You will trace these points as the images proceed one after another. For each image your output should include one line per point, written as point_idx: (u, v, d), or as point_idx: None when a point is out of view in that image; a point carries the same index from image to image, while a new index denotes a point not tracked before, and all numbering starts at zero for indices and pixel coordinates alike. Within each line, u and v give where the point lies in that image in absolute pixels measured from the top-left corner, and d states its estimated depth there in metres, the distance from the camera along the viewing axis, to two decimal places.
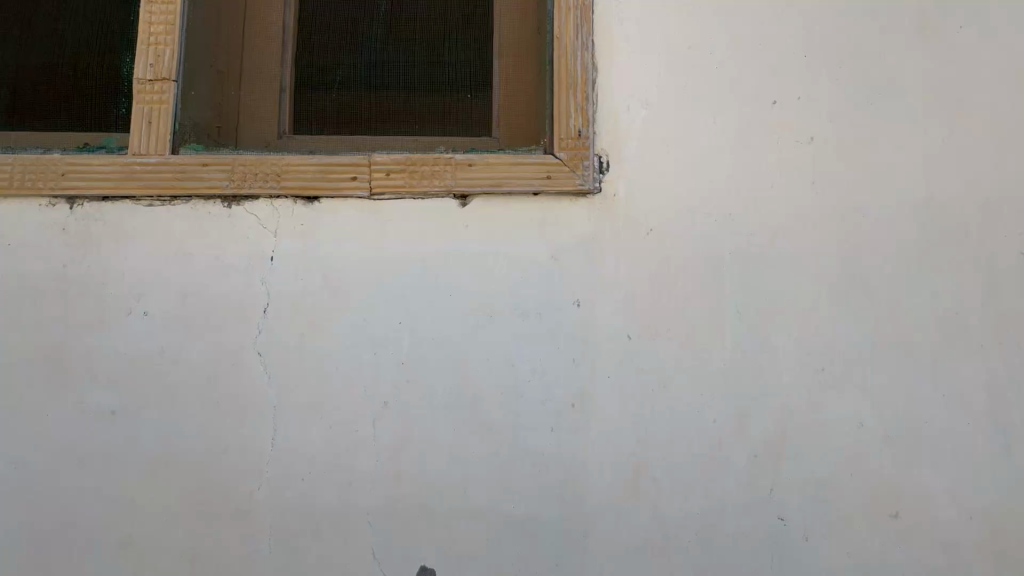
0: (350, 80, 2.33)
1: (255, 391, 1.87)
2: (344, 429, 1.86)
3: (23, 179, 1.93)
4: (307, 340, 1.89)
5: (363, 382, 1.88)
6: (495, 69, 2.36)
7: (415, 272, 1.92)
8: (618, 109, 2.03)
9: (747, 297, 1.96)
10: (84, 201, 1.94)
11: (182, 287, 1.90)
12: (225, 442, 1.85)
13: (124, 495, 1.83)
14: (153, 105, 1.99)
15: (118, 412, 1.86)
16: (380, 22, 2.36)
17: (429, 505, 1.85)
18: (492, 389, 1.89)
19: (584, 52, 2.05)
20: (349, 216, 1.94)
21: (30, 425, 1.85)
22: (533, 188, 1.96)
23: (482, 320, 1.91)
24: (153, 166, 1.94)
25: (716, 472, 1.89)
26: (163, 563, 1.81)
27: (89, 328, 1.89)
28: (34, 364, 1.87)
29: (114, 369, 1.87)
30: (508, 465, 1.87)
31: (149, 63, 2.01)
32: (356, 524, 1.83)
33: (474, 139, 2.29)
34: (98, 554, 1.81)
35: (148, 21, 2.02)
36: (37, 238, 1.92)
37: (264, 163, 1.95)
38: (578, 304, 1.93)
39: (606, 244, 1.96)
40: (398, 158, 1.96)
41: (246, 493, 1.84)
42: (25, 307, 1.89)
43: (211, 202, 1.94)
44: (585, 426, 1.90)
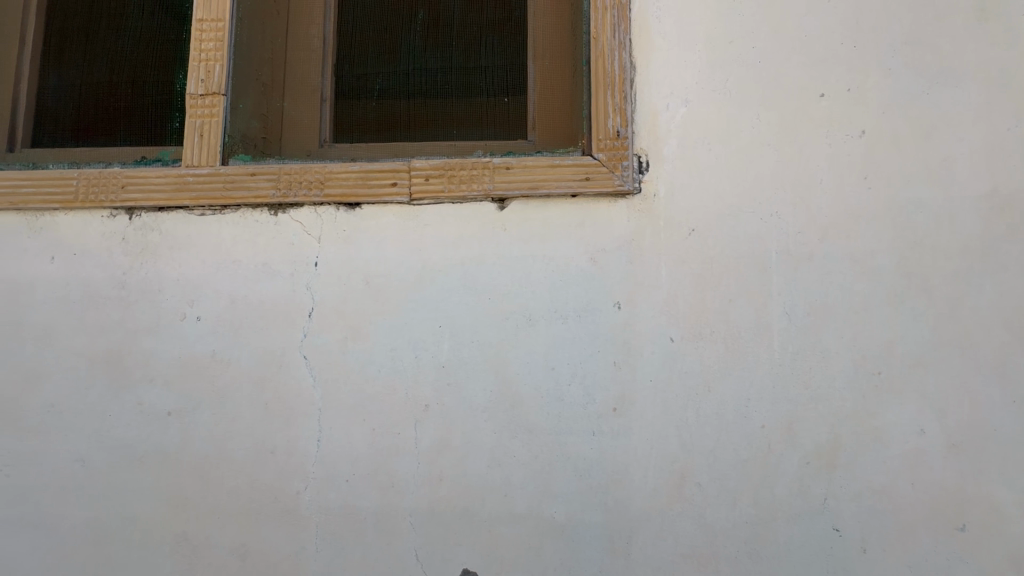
0: (388, 88, 2.38)
1: (300, 393, 1.92)
2: (386, 431, 1.89)
3: (87, 192, 2.05)
4: (350, 344, 1.93)
5: (404, 385, 1.90)
6: (530, 72, 2.36)
7: (454, 276, 1.93)
8: (657, 107, 2.00)
9: (796, 298, 1.89)
10: (142, 212, 2.04)
11: (232, 293, 1.97)
12: (273, 443, 1.91)
13: (179, 492, 1.91)
14: (205, 119, 2.08)
15: (173, 413, 1.94)
16: (416, 31, 2.40)
17: (470, 507, 1.85)
18: (531, 393, 1.88)
19: (621, 51, 2.02)
20: (390, 221, 1.97)
21: (94, 425, 1.96)
22: (571, 189, 1.94)
23: (521, 322, 1.91)
24: (205, 177, 2.02)
25: (765, 480, 1.83)
26: (216, 559, 1.87)
27: (147, 332, 1.98)
28: (97, 367, 1.98)
29: (170, 371, 1.96)
30: (548, 469, 1.85)
31: (200, 79, 2.10)
32: (399, 525, 1.85)
33: (510, 142, 2.30)
34: (156, 549, 1.89)
35: (199, 39, 2.11)
36: (100, 248, 2.03)
37: (308, 171, 2.01)
38: (618, 307, 1.90)
39: (646, 244, 1.92)
40: (437, 163, 1.98)
41: (293, 493, 1.88)
42: (90, 312, 2.00)
43: (258, 210, 2.01)
44: (626, 430, 1.86)
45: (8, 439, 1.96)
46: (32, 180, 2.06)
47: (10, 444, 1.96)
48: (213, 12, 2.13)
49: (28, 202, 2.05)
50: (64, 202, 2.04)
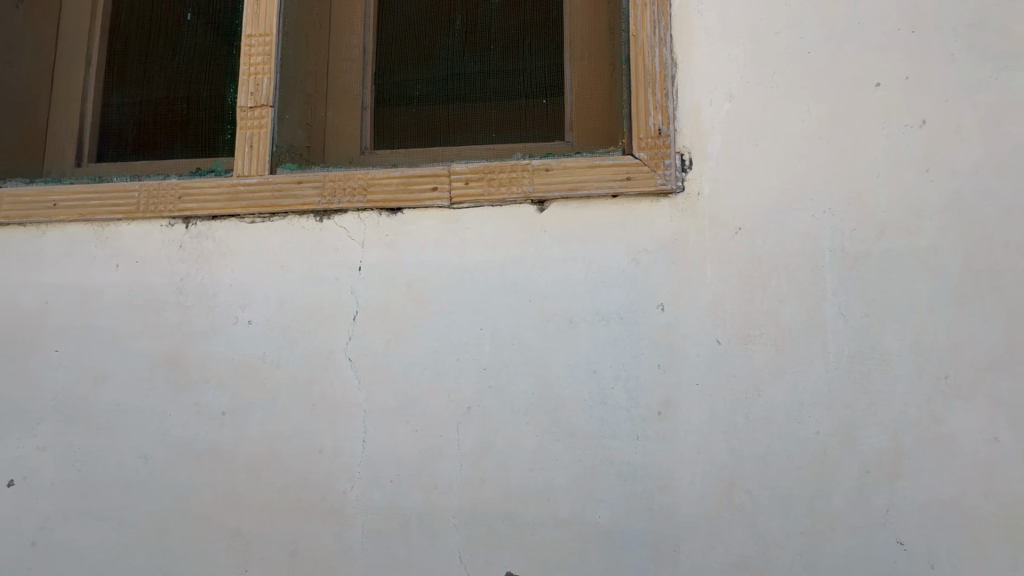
0: (427, 94, 2.42)
1: (346, 395, 1.97)
2: (429, 432, 1.91)
3: (147, 203, 2.16)
4: (392, 347, 1.96)
5: (446, 387, 1.92)
6: (567, 73, 2.35)
7: (494, 278, 1.94)
8: (699, 104, 1.95)
9: (851, 297, 1.80)
10: (197, 220, 2.14)
11: (280, 297, 2.04)
12: (320, 443, 1.96)
13: (233, 489, 1.99)
14: (254, 130, 2.15)
15: (227, 413, 2.02)
16: (454, 36, 2.43)
17: (513, 511, 1.85)
18: (573, 396, 1.87)
19: (662, 48, 1.98)
20: (430, 226, 2.00)
21: (155, 423, 2.06)
22: (611, 190, 1.92)
23: (562, 325, 1.89)
24: (254, 186, 2.10)
25: (821, 489, 1.75)
26: (268, 555, 1.94)
27: (203, 335, 2.07)
28: (158, 368, 2.08)
29: (224, 372, 2.05)
30: (592, 473, 1.83)
31: (250, 92, 2.17)
32: (442, 526, 1.87)
33: (549, 144, 2.30)
34: (212, 544, 1.97)
35: (248, 54, 2.19)
36: (159, 255, 2.14)
37: (351, 178, 2.06)
38: (662, 308, 1.86)
39: (690, 244, 1.88)
40: (476, 167, 1.99)
41: (339, 492, 1.93)
42: (151, 316, 2.11)
43: (304, 217, 2.07)
44: (671, 435, 1.82)
45: (79, 436, 2.09)
46: (98, 193, 2.20)
47: (81, 440, 2.09)
48: (260, 26, 2.19)
49: (94, 213, 2.18)
50: (126, 212, 2.16)
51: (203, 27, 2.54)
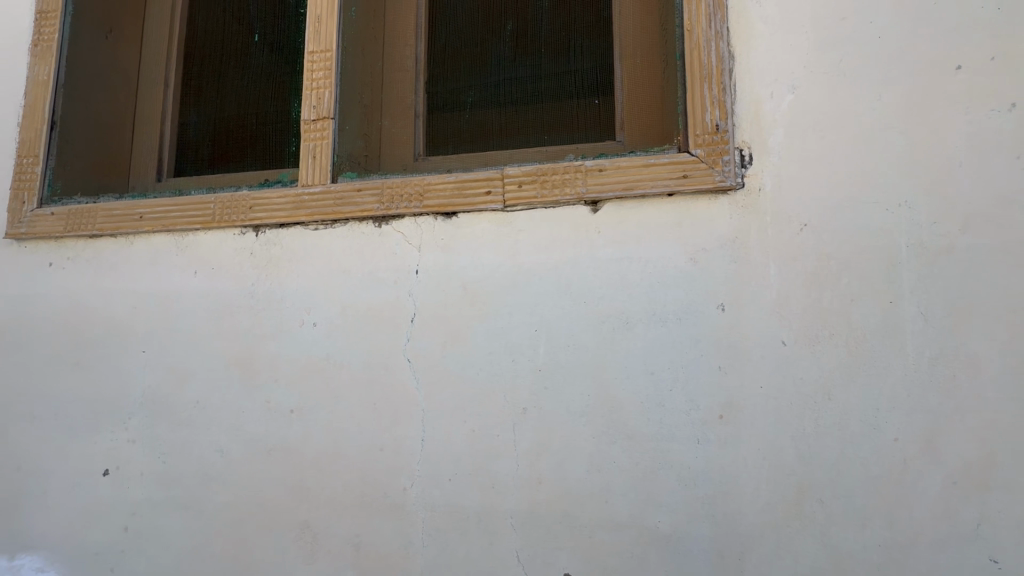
0: (479, 100, 2.46)
1: (405, 395, 2.03)
2: (486, 432, 1.94)
3: (222, 213, 2.31)
4: (449, 348, 2.01)
5: (502, 388, 1.94)
6: (617, 72, 2.35)
7: (549, 280, 1.95)
8: (760, 97, 1.88)
9: (932, 295, 1.69)
10: (266, 229, 2.26)
11: (343, 301, 2.13)
12: (381, 441, 2.03)
13: (301, 483, 2.09)
14: (316, 142, 2.25)
15: (295, 411, 2.13)
16: (505, 42, 2.47)
17: (570, 512, 1.84)
18: (631, 398, 1.84)
19: (718, 41, 1.92)
20: (485, 228, 2.03)
21: (230, 419, 2.20)
22: (667, 188, 1.88)
23: (617, 326, 1.88)
24: (318, 195, 2.20)
25: (901, 499, 1.64)
26: (334, 547, 2.02)
27: (272, 337, 2.20)
28: (232, 368, 2.22)
29: (292, 373, 2.16)
30: (651, 477, 1.80)
31: (312, 105, 2.27)
32: (500, 525, 1.89)
33: (601, 145, 2.30)
34: (283, 535, 2.08)
35: (310, 69, 2.28)
36: (232, 262, 2.28)
37: (408, 184, 2.12)
38: (722, 308, 1.81)
39: (752, 242, 1.82)
40: (529, 170, 2.01)
41: (400, 489, 1.99)
42: (225, 319, 2.26)
43: (364, 223, 2.15)
44: (735, 439, 1.76)
45: (164, 430, 2.26)
46: (178, 205, 2.37)
47: (166, 434, 2.26)
48: (321, 42, 2.28)
49: (175, 224, 2.35)
50: (203, 223, 2.32)
51: (268, 46, 2.70)
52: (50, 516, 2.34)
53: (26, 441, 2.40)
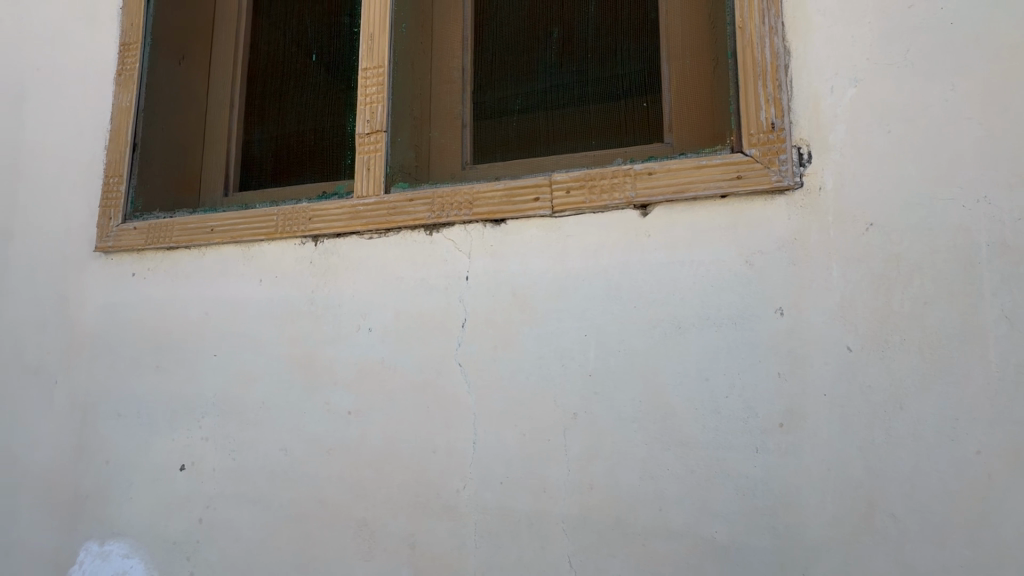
0: (526, 107, 2.49)
1: (457, 398, 2.07)
2: (537, 437, 1.95)
3: (284, 224, 2.45)
4: (499, 353, 2.04)
5: (552, 392, 1.95)
6: (664, 75, 2.34)
7: (598, 285, 1.95)
8: (819, 92, 1.81)
9: (1018, 298, 1.57)
10: (324, 238, 2.37)
11: (397, 306, 2.21)
12: (434, 443, 2.08)
13: (358, 482, 2.17)
14: (370, 154, 2.34)
15: (352, 413, 2.22)
16: (551, 49, 2.49)
17: (623, 519, 1.83)
18: (685, 404, 1.81)
19: (773, 37, 1.86)
20: (533, 235, 2.05)
21: (293, 420, 2.32)
22: (720, 190, 1.84)
23: (670, 331, 1.85)
24: (372, 206, 2.29)
25: (984, 516, 1.54)
26: (390, 545, 2.09)
27: (331, 341, 2.30)
28: (294, 371, 2.35)
29: (349, 376, 2.25)
30: (707, 485, 1.76)
31: (366, 120, 2.36)
32: (552, 530, 1.90)
33: (649, 148, 2.29)
34: (343, 531, 2.17)
35: (364, 85, 2.38)
36: (293, 271, 2.41)
37: (457, 193, 2.17)
38: (781, 313, 1.75)
39: (812, 243, 1.75)
40: (577, 175, 2.01)
41: (453, 491, 2.03)
42: (288, 325, 2.39)
43: (416, 231, 2.22)
44: (797, 449, 1.70)
45: (233, 429, 2.41)
46: (245, 218, 2.53)
47: (235, 432, 2.41)
48: (374, 58, 2.38)
49: (242, 236, 2.50)
50: (267, 234, 2.46)
51: (324, 64, 2.84)
52: (134, 506, 2.54)
53: (115, 436, 2.63)
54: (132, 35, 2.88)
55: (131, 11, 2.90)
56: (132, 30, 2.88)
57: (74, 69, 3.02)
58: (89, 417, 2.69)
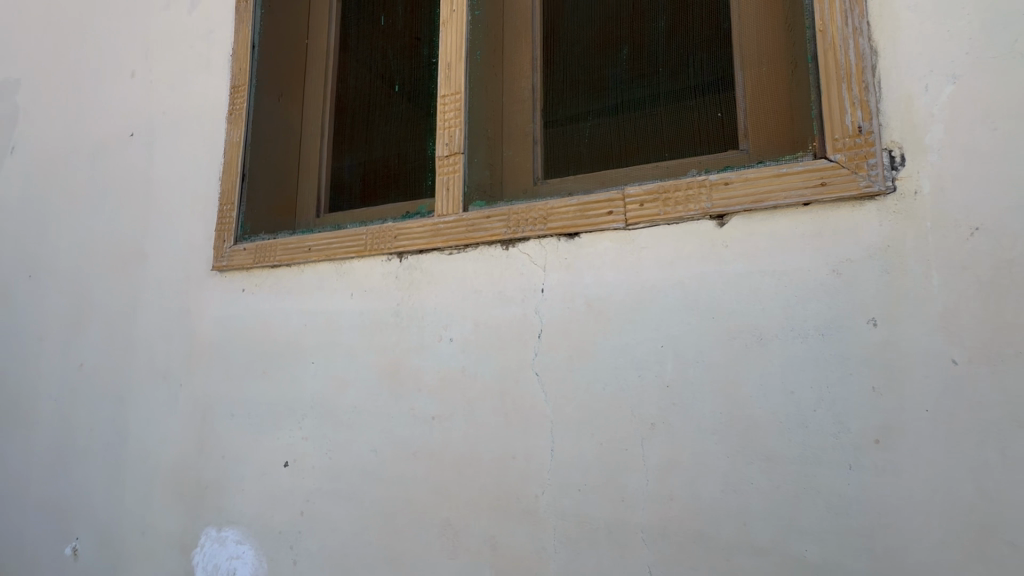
0: (597, 122, 2.55)
1: (535, 407, 2.15)
2: (614, 446, 1.99)
3: (371, 243, 2.65)
4: (575, 363, 2.10)
5: (629, 403, 1.98)
6: (738, 83, 2.33)
7: (674, 296, 1.96)
8: (911, 91, 1.73)
9: None
10: (408, 255, 2.56)
11: (476, 318, 2.34)
12: (514, 449, 2.17)
13: (442, 484, 2.31)
14: (449, 175, 2.48)
15: (436, 418, 2.37)
16: (622, 65, 2.54)
17: (705, 532, 1.81)
18: (769, 417, 1.77)
19: (858, 38, 1.80)
20: (607, 247, 2.10)
21: (381, 423, 2.51)
22: (803, 198, 1.79)
23: (751, 342, 1.83)
24: (452, 223, 2.43)
25: None
26: (473, 545, 2.20)
27: (415, 351, 2.47)
28: (382, 378, 2.54)
29: (432, 383, 2.40)
30: (796, 501, 1.71)
31: (445, 143, 2.51)
32: (631, 539, 1.92)
33: (723, 156, 2.28)
34: (428, 530, 2.31)
35: (442, 111, 2.53)
36: (380, 286, 2.61)
37: (532, 209, 2.25)
38: (874, 324, 1.68)
39: (907, 251, 1.67)
40: (651, 188, 2.03)
41: (532, 496, 2.11)
42: (376, 336, 2.59)
43: (493, 247, 2.34)
44: (895, 467, 1.62)
45: (329, 430, 2.64)
46: (337, 238, 2.76)
47: (331, 434, 2.64)
48: (451, 85, 2.52)
49: (334, 254, 2.75)
50: (357, 252, 2.68)
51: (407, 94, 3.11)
52: (245, 498, 2.84)
53: (228, 434, 2.95)
54: (240, 78, 3.26)
55: (239, 58, 3.29)
56: (240, 74, 3.26)
57: (193, 112, 3.46)
58: (207, 417, 3.05)
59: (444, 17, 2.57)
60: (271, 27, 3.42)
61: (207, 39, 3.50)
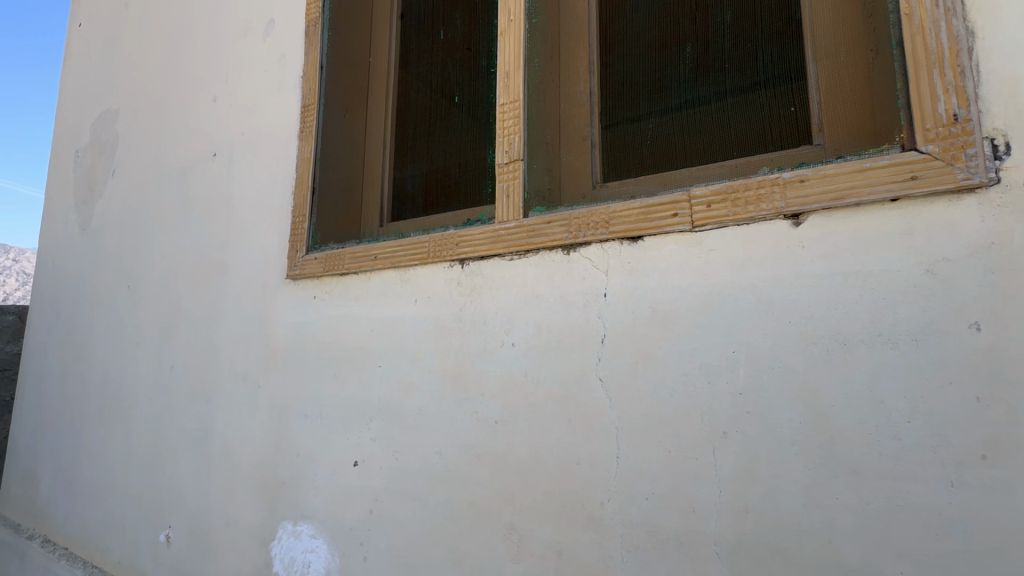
0: (660, 123, 2.56)
1: (599, 412, 2.13)
2: (683, 454, 1.93)
3: (434, 250, 2.73)
4: (640, 368, 2.06)
5: (699, 410, 1.92)
6: (810, 76, 2.23)
7: (746, 300, 1.89)
8: (1016, 73, 1.59)
9: None
10: (469, 261, 2.61)
11: (538, 323, 2.35)
12: (578, 455, 2.16)
13: (505, 487, 2.33)
14: (509, 182, 2.51)
15: (499, 422, 2.40)
16: (685, 63, 2.56)
17: (785, 548, 1.72)
18: (855, 428, 1.67)
19: (951, 19, 1.67)
20: (672, 250, 2.05)
21: (446, 426, 2.57)
22: (889, 193, 1.68)
23: (833, 348, 1.73)
24: (512, 230, 2.45)
25: None
26: (538, 550, 2.20)
27: (478, 355, 2.52)
28: (447, 382, 2.60)
29: (495, 388, 2.43)
30: (888, 520, 1.60)
31: (505, 150, 2.55)
32: (704, 552, 1.85)
33: (796, 153, 2.18)
34: (493, 533, 2.34)
35: (501, 119, 2.57)
36: (443, 292, 2.68)
37: (593, 213, 2.24)
38: (977, 328, 1.55)
39: (1016, 248, 1.52)
40: (718, 188, 1.97)
41: (598, 503, 2.09)
42: (439, 341, 2.66)
43: (553, 251, 2.34)
44: (1005, 485, 1.47)
45: (396, 432, 2.74)
46: (402, 246, 2.87)
47: (398, 435, 2.73)
48: (510, 94, 2.55)
49: (399, 261, 2.85)
50: (420, 259, 2.77)
51: (472, 106, 3.29)
52: (319, 495, 2.99)
53: (302, 434, 3.12)
54: (310, 97, 3.46)
55: (309, 78, 3.49)
56: (310, 94, 3.47)
57: (268, 132, 3.71)
58: (283, 417, 3.24)
59: (502, 27, 2.62)
60: (337, 48, 3.60)
61: (280, 63, 3.75)
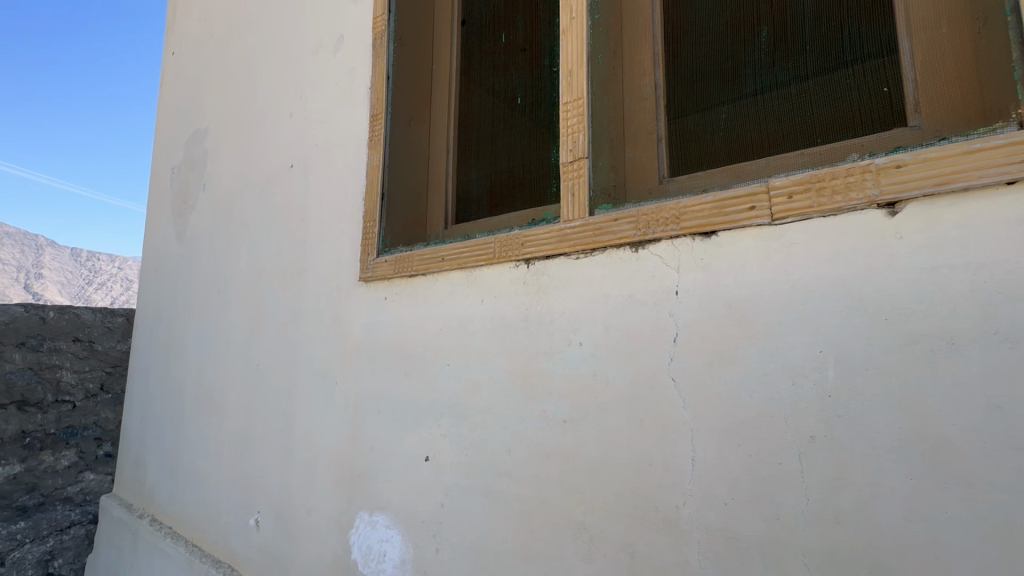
0: (731, 112, 2.55)
1: (673, 413, 2.08)
2: (766, 459, 1.84)
3: (499, 251, 2.77)
4: (716, 368, 1.99)
5: (783, 413, 1.82)
6: (904, 52, 2.05)
7: (834, 296, 1.77)
8: None
9: None
10: (535, 261, 2.63)
11: (606, 322, 2.33)
12: (651, 456, 2.11)
13: (575, 487, 2.33)
14: (574, 180, 2.50)
15: (568, 421, 2.40)
16: (761, 51, 2.58)
17: (884, 562, 1.60)
18: (965, 435, 1.52)
19: None
20: (749, 245, 1.96)
21: (514, 424, 2.60)
22: (1004, 176, 1.51)
23: (938, 348, 1.58)
24: (578, 228, 2.44)
25: None
26: (610, 552, 2.18)
27: (545, 354, 2.53)
28: (514, 380, 2.63)
29: (563, 387, 2.44)
30: (1008, 537, 1.44)
31: (569, 148, 2.53)
32: (791, 562, 1.76)
33: (888, 137, 2.02)
34: (564, 532, 2.34)
35: (565, 118, 2.56)
36: (509, 291, 2.72)
37: (663, 209, 2.18)
38: None
39: None
40: (800, 178, 1.86)
41: (673, 506, 2.03)
42: (507, 340, 2.69)
43: (621, 249, 2.31)
44: None
45: (465, 429, 2.81)
46: (467, 247, 2.93)
47: (467, 432, 2.80)
48: (573, 92, 2.54)
49: (466, 262, 2.92)
50: (486, 260, 2.82)
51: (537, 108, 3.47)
52: (393, 487, 3.12)
53: (376, 429, 3.28)
54: (378, 107, 3.60)
55: (377, 88, 3.63)
56: (378, 104, 3.61)
57: (341, 142, 3.92)
58: (358, 412, 3.41)
59: (564, 26, 2.60)
60: (404, 58, 3.75)
61: (350, 76, 3.95)
